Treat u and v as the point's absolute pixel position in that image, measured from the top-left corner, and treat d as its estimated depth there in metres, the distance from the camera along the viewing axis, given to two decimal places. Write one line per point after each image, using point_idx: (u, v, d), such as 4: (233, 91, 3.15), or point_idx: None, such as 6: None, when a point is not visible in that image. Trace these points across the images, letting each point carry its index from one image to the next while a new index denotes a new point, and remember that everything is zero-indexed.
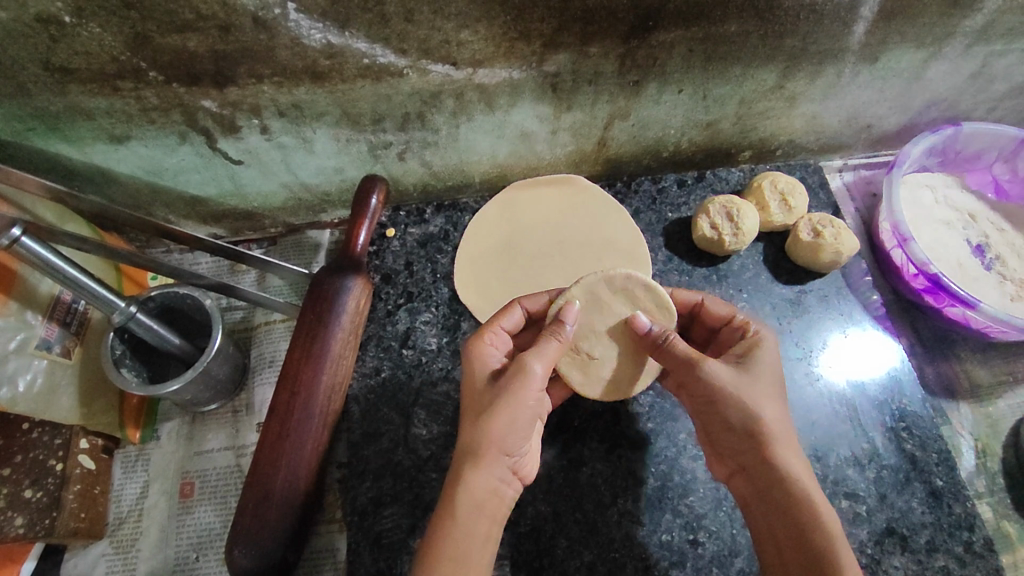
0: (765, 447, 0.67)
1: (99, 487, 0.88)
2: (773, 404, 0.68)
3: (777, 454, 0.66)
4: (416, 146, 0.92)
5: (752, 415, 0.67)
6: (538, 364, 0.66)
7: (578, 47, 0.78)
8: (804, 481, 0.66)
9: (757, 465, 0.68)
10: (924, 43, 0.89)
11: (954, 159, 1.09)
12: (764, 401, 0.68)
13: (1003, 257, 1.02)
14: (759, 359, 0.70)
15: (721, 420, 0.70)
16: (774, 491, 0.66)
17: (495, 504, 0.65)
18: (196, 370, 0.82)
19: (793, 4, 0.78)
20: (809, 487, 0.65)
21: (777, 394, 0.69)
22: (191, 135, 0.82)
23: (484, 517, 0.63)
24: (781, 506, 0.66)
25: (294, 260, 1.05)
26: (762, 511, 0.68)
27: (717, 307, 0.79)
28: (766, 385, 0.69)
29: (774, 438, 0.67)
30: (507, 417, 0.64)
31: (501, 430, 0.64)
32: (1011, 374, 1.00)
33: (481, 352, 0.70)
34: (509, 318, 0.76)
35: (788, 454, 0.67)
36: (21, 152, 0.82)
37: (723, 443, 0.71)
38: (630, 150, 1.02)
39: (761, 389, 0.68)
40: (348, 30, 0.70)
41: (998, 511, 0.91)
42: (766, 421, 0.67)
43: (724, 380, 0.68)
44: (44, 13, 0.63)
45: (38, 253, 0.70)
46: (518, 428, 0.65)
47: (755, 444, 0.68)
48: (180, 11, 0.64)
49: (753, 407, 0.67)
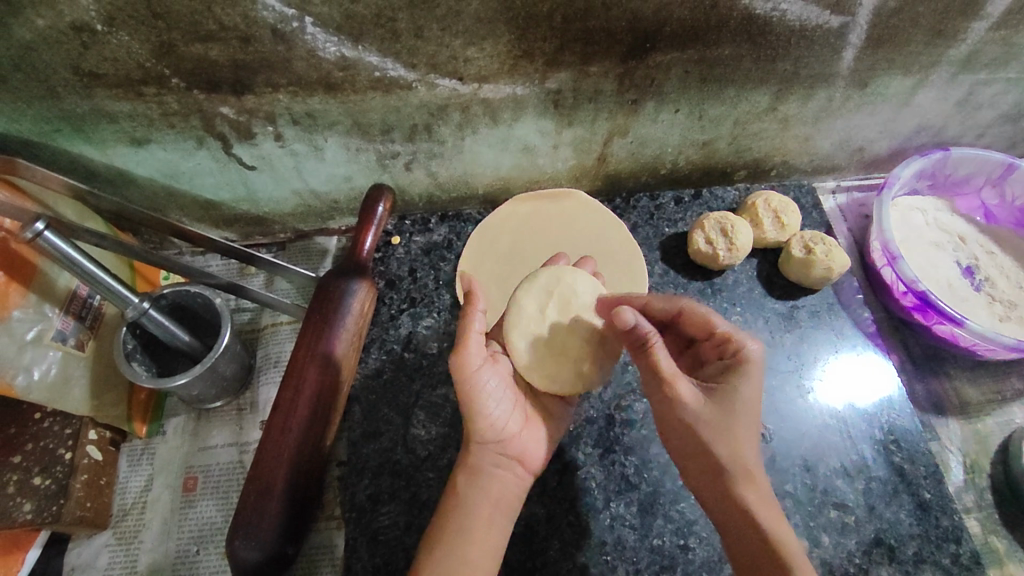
0: (727, 481, 0.65)
1: (105, 478, 0.89)
2: (743, 436, 0.64)
3: (745, 493, 0.64)
4: (422, 157, 0.96)
5: (721, 448, 0.64)
6: (473, 354, 0.69)
7: (579, 65, 0.83)
8: (768, 521, 0.64)
9: (719, 493, 0.66)
10: (910, 70, 0.93)
11: (944, 184, 1.12)
12: (736, 435, 0.64)
13: (991, 279, 1.04)
14: (734, 386, 0.66)
15: (687, 443, 0.67)
16: (734, 523, 0.65)
17: (506, 495, 0.71)
18: (204, 366, 0.85)
19: (783, 30, 0.82)
20: (773, 527, 0.63)
21: (751, 424, 0.65)
22: (208, 140, 0.86)
23: (492, 503, 0.69)
24: (741, 543, 0.64)
25: (302, 265, 1.09)
26: (726, 540, 0.67)
27: (701, 316, 0.74)
28: (736, 415, 0.65)
29: (737, 474, 0.64)
30: (458, 404, 0.69)
31: (476, 428, 0.70)
32: (999, 393, 1.02)
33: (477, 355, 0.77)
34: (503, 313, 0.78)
35: (753, 492, 0.64)
36: (46, 152, 0.85)
37: (689, 461, 0.70)
38: (629, 166, 1.06)
39: (732, 420, 0.65)
40: (361, 44, 0.74)
41: (985, 526, 0.92)
42: (727, 452, 0.64)
43: (694, 406, 0.65)
44: (77, 22, 0.67)
45: (58, 248, 0.73)
46: (498, 421, 0.71)
47: (720, 475, 0.65)
48: (204, 23, 0.69)
49: (722, 439, 0.64)
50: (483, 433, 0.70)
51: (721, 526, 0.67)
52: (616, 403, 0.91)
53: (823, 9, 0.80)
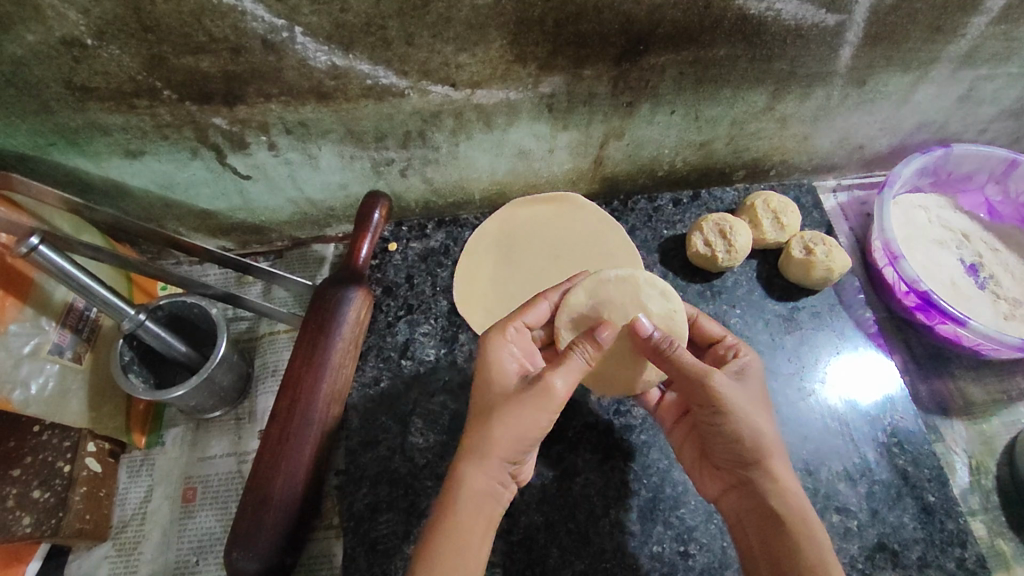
0: (760, 460, 0.70)
1: (104, 490, 0.90)
2: (768, 417, 0.71)
3: (774, 470, 0.70)
4: (417, 164, 0.96)
5: (756, 433, 0.70)
6: (560, 379, 0.67)
7: (572, 69, 0.82)
8: (795, 496, 0.69)
9: (750, 476, 0.71)
10: (909, 68, 0.91)
11: (946, 180, 1.10)
12: (762, 416, 0.71)
13: (996, 277, 1.03)
14: (752, 377, 0.74)
15: (721, 435, 0.72)
16: (767, 506, 0.69)
17: (493, 506, 0.67)
18: (201, 377, 0.84)
19: (778, 29, 0.81)
20: (802, 500, 0.69)
21: (768, 409, 0.72)
22: (202, 150, 0.86)
23: (484, 517, 0.66)
24: (774, 520, 0.68)
25: (299, 273, 1.09)
26: (756, 523, 0.70)
27: (710, 325, 0.83)
28: (757, 399, 0.72)
29: (770, 453, 0.70)
30: (512, 429, 0.66)
31: (501, 440, 0.66)
32: (1005, 392, 1.01)
33: (497, 351, 0.73)
34: (529, 311, 0.79)
35: (784, 474, 0.70)
36: (40, 165, 0.86)
37: (718, 457, 0.75)
38: (626, 168, 1.05)
39: (759, 402, 0.72)
40: (352, 52, 0.74)
41: (991, 529, 0.91)
42: (764, 434, 0.70)
43: (732, 395, 0.70)
44: (67, 36, 0.67)
45: (52, 261, 0.73)
46: (515, 438, 0.66)
47: (754, 456, 0.70)
48: (194, 35, 0.69)
49: (758, 421, 0.70)
50: (507, 446, 0.66)
51: (748, 510, 0.71)
52: (615, 408, 0.90)
53: (819, 7, 0.79)
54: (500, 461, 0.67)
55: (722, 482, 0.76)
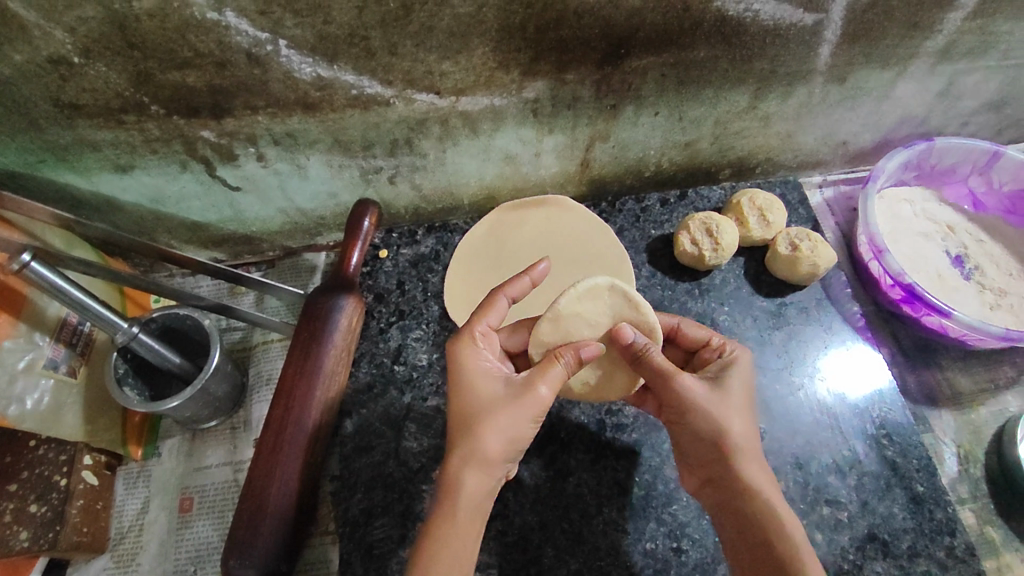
0: (727, 458, 0.70)
1: (101, 503, 0.91)
2: (737, 416, 0.71)
3: (744, 468, 0.70)
4: (405, 171, 0.97)
5: (723, 432, 0.70)
6: (545, 388, 0.68)
7: (555, 74, 0.83)
8: (768, 493, 0.69)
9: (722, 474, 0.71)
10: (889, 64, 0.93)
11: (930, 173, 1.11)
12: (729, 415, 0.71)
13: (981, 268, 1.04)
14: (728, 377, 0.73)
15: (690, 433, 0.73)
16: (737, 502, 0.70)
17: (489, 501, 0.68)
18: (195, 388, 0.86)
19: (757, 30, 0.82)
20: (774, 498, 0.69)
21: (742, 407, 0.72)
22: (191, 163, 0.87)
23: (474, 509, 0.66)
24: (746, 517, 0.69)
25: (292, 282, 1.10)
26: (731, 518, 0.71)
27: (694, 331, 0.83)
28: (733, 400, 0.72)
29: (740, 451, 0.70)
30: (506, 430, 0.67)
31: (489, 446, 0.66)
32: (992, 382, 1.02)
33: (472, 361, 0.72)
34: (487, 315, 0.77)
35: (752, 470, 0.70)
36: (31, 182, 0.86)
37: (689, 454, 0.75)
38: (613, 170, 1.06)
39: (730, 403, 0.72)
40: (336, 63, 0.75)
41: (981, 517, 0.92)
42: (732, 433, 0.70)
43: (697, 394, 0.71)
44: (54, 55, 0.68)
45: (45, 278, 0.74)
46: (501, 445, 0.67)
47: (721, 454, 0.71)
48: (180, 50, 0.70)
49: (725, 420, 0.70)
50: (501, 450, 0.67)
51: (722, 506, 0.72)
52: (607, 407, 0.91)
53: (796, 7, 0.80)
54: (496, 463, 0.67)
55: (696, 478, 0.76)
